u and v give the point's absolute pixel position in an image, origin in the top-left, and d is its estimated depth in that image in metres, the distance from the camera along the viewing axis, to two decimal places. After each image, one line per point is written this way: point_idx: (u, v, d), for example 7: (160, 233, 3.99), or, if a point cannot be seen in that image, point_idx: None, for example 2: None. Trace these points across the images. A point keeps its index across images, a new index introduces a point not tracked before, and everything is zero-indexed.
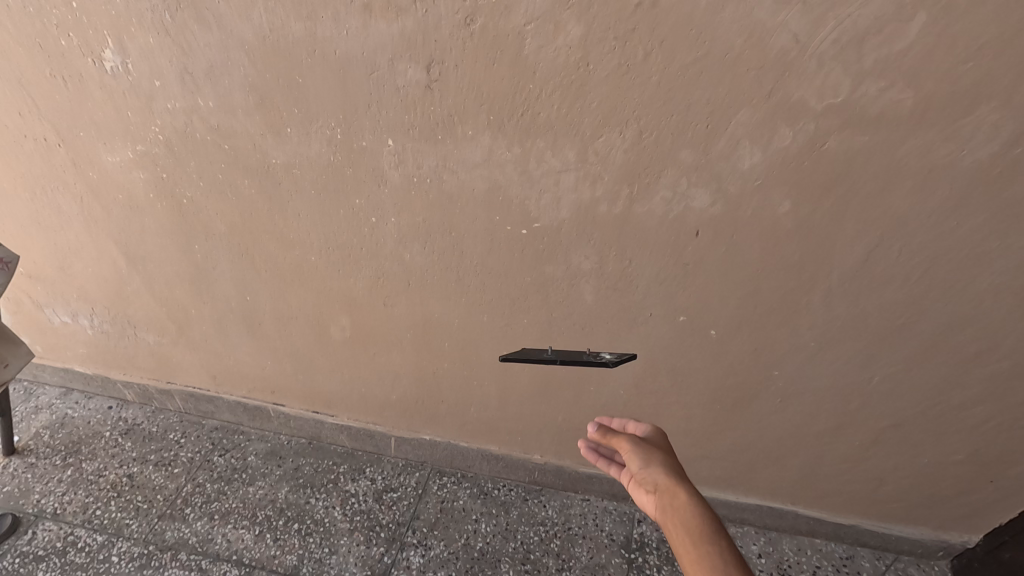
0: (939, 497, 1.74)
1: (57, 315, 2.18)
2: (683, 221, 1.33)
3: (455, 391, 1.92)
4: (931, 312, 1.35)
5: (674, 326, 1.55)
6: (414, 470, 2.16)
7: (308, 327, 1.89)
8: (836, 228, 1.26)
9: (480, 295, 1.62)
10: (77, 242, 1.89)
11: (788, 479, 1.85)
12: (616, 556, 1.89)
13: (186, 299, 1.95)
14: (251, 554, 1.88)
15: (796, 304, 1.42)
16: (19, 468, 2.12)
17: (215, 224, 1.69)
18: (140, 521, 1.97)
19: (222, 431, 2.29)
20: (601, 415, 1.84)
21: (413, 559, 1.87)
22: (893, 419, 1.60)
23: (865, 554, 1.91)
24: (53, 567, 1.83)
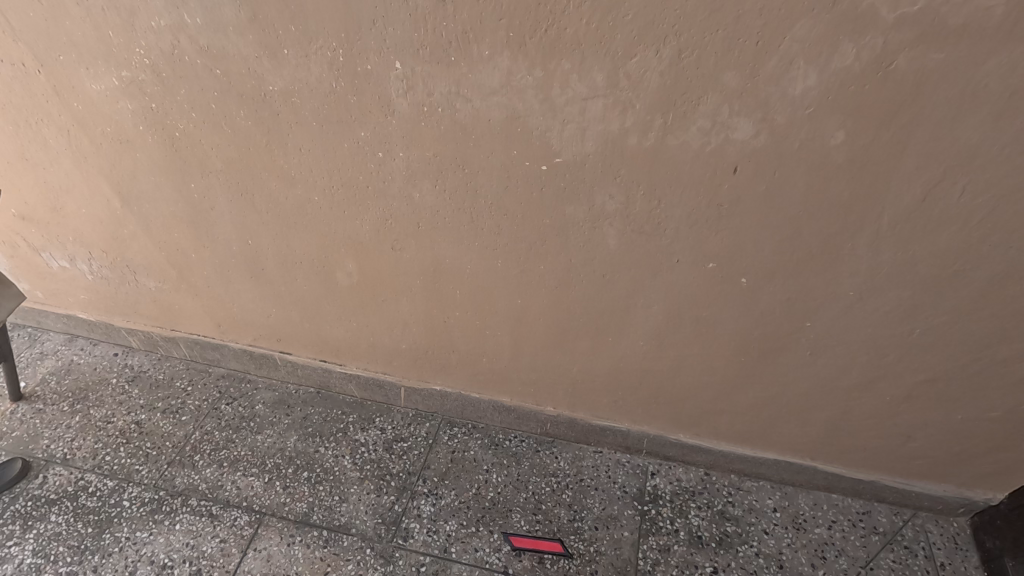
0: (969, 454, 1.67)
1: (54, 259, 2.09)
2: (722, 155, 1.22)
3: (466, 340, 1.85)
4: (989, 258, 1.24)
5: (702, 274, 1.45)
6: (424, 420, 2.11)
7: (313, 273, 1.81)
8: (894, 162, 1.15)
9: (495, 239, 1.52)
10: (67, 180, 1.79)
11: (811, 435, 1.78)
12: (629, 508, 1.86)
13: (184, 242, 1.86)
14: (261, 501, 1.86)
15: (838, 250, 1.32)
16: (27, 413, 2.09)
17: (211, 160, 1.59)
18: (150, 467, 1.95)
19: (229, 380, 2.24)
20: (618, 367, 1.77)
21: (424, 508, 1.85)
22: (930, 374, 1.51)
23: (883, 510, 1.85)
24: (66, 511, 1.82)
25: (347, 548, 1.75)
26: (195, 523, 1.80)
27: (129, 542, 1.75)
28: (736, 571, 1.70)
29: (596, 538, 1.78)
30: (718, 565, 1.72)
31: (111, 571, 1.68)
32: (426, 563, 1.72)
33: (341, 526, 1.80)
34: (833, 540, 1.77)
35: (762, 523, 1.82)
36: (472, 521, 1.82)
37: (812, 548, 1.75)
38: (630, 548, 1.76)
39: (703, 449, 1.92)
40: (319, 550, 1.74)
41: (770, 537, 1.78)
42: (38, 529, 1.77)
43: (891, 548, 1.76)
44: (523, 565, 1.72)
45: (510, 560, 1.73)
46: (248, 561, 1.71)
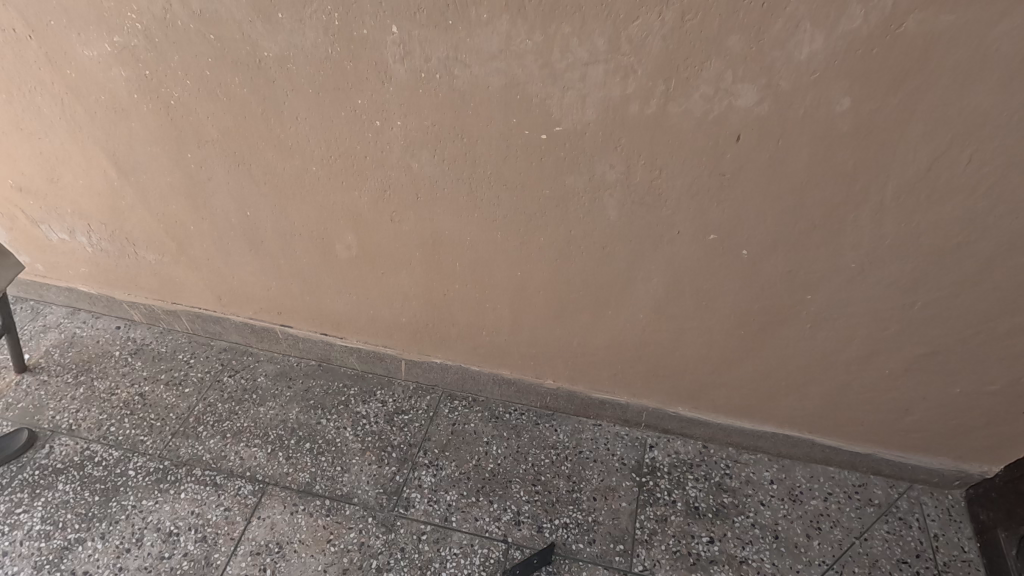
0: (966, 428, 1.68)
1: (53, 232, 2.08)
2: (725, 123, 1.21)
3: (466, 313, 1.85)
4: (993, 229, 1.23)
5: (703, 246, 1.44)
6: (425, 393, 2.12)
7: (311, 245, 1.80)
8: (899, 130, 1.13)
9: (494, 210, 1.51)
10: (63, 150, 1.77)
11: (810, 408, 1.79)
12: (627, 479, 1.88)
13: (183, 214, 1.85)
14: (265, 471, 1.89)
15: (841, 222, 1.30)
16: (32, 385, 2.11)
17: (206, 129, 1.58)
18: (154, 438, 1.97)
19: (231, 353, 2.25)
20: (618, 340, 1.77)
21: (425, 479, 1.87)
22: (930, 347, 1.51)
23: (879, 483, 1.87)
24: (73, 479, 1.85)
25: (350, 517, 1.78)
26: (200, 492, 1.83)
27: (135, 510, 1.78)
28: (732, 541, 1.73)
29: (594, 508, 1.81)
30: (714, 535, 1.74)
31: (119, 537, 1.71)
32: (427, 531, 1.75)
33: (344, 495, 1.83)
34: (828, 512, 1.80)
35: (759, 494, 1.84)
36: (473, 492, 1.84)
37: (807, 520, 1.78)
38: (628, 518, 1.79)
39: (701, 422, 1.93)
40: (321, 518, 1.77)
41: (766, 508, 1.81)
42: (47, 497, 1.80)
43: (885, 519, 1.78)
44: (522, 534, 1.75)
45: (509, 529, 1.76)
46: (252, 529, 1.75)
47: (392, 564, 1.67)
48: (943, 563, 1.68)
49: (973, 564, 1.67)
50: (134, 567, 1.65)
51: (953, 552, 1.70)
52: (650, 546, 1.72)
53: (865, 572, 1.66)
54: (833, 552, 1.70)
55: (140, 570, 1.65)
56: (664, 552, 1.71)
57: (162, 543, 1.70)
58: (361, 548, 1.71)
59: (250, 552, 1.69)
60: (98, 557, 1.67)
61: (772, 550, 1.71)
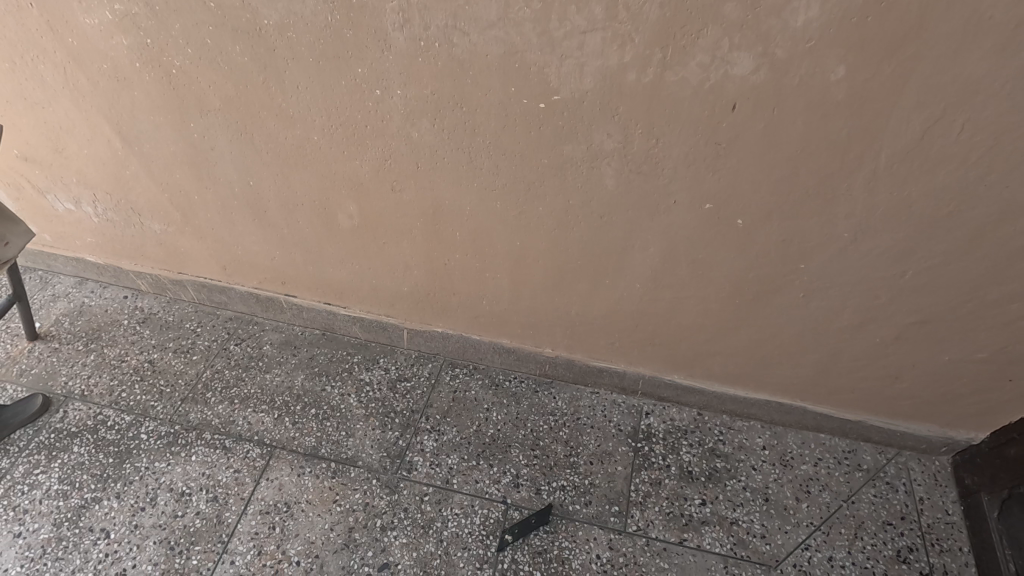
0: (954, 395, 1.72)
1: (59, 202, 2.11)
2: (721, 91, 1.22)
3: (467, 283, 1.88)
4: (984, 198, 1.25)
5: (699, 215, 1.47)
6: (427, 361, 2.17)
7: (314, 215, 1.83)
8: (893, 98, 1.15)
9: (494, 179, 1.53)
10: (67, 119, 1.79)
11: (802, 376, 1.83)
12: (623, 444, 1.94)
13: (187, 184, 1.87)
14: (272, 435, 1.95)
15: (835, 191, 1.32)
16: (44, 352, 2.17)
17: (208, 98, 1.60)
18: (165, 403, 2.03)
19: (237, 322, 2.29)
20: (615, 308, 1.81)
21: (427, 443, 1.94)
22: (920, 315, 1.54)
23: (868, 449, 1.92)
24: (87, 442, 1.92)
25: (355, 478, 1.85)
26: (210, 455, 1.90)
27: (148, 472, 1.85)
28: (723, 503, 1.79)
29: (591, 471, 1.87)
30: (706, 498, 1.81)
31: (134, 497, 1.79)
32: (429, 492, 1.82)
33: (349, 458, 1.90)
34: (818, 476, 1.85)
35: (751, 459, 1.90)
36: (473, 455, 1.91)
37: (797, 483, 1.84)
38: (623, 481, 1.85)
39: (696, 390, 1.98)
40: (327, 480, 1.84)
41: (757, 473, 1.86)
42: (63, 459, 1.88)
43: (872, 484, 1.84)
44: (521, 495, 1.81)
45: (508, 491, 1.82)
46: (261, 489, 1.82)
47: (396, 523, 1.74)
48: (927, 525, 1.74)
49: (956, 526, 1.74)
50: (149, 525, 1.73)
51: (937, 514, 1.76)
52: (644, 507, 1.79)
53: (851, 533, 1.72)
54: (821, 513, 1.77)
55: (155, 527, 1.72)
56: (657, 513, 1.78)
57: (175, 502, 1.78)
58: (365, 508, 1.78)
59: (259, 511, 1.77)
60: (114, 515, 1.75)
61: (762, 511, 1.77)
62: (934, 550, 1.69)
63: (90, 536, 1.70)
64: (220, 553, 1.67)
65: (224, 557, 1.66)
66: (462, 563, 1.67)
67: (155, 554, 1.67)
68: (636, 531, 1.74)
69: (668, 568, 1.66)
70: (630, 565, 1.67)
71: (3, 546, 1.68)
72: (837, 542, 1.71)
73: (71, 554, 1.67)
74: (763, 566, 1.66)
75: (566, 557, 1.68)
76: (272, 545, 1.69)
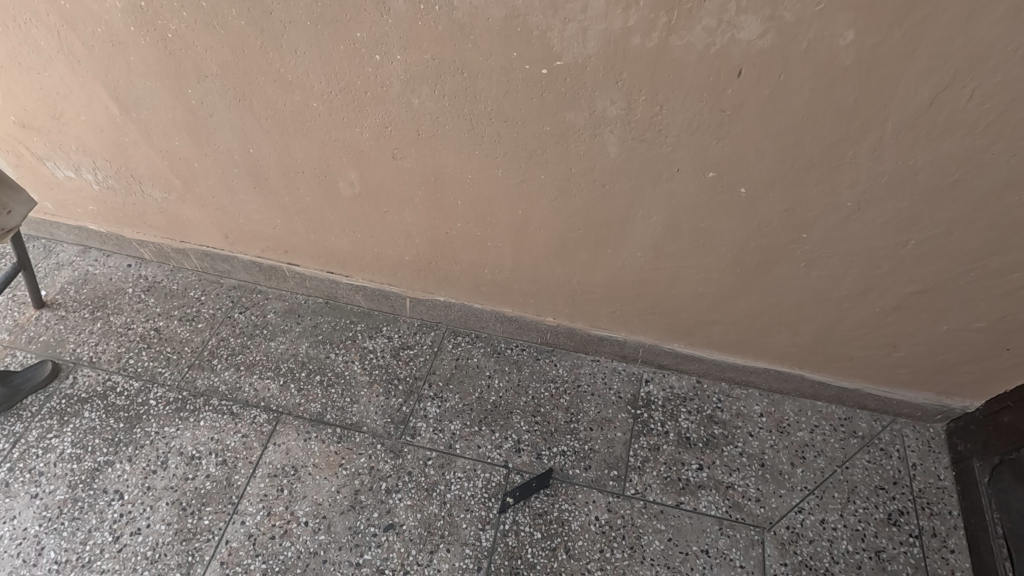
0: (951, 364, 1.74)
1: (59, 169, 2.10)
2: (727, 56, 1.20)
3: (468, 252, 1.89)
4: (991, 166, 1.24)
5: (702, 184, 1.46)
6: (429, 329, 2.19)
7: (315, 183, 1.82)
8: (903, 64, 1.13)
9: (495, 147, 1.52)
10: (64, 85, 1.77)
11: (801, 344, 1.85)
12: (623, 411, 1.98)
13: (187, 151, 1.86)
14: (278, 401, 1.99)
15: (840, 159, 1.32)
16: (51, 320, 2.19)
17: (206, 64, 1.57)
18: (172, 369, 2.07)
19: (241, 290, 2.31)
20: (616, 278, 1.81)
21: (430, 409, 1.97)
22: (920, 285, 1.54)
23: (864, 416, 1.95)
24: (98, 407, 1.96)
25: (360, 443, 1.89)
26: (218, 420, 1.94)
27: (158, 436, 1.89)
28: (720, 468, 1.84)
29: (591, 437, 1.91)
30: (704, 463, 1.85)
31: (145, 460, 1.84)
32: (432, 457, 1.86)
33: (354, 424, 1.94)
34: (814, 442, 1.89)
35: (748, 426, 1.93)
36: (475, 422, 1.94)
37: (793, 449, 1.87)
38: (622, 446, 1.89)
39: (696, 358, 2.00)
40: (333, 445, 1.88)
41: (754, 439, 1.90)
42: (75, 423, 1.92)
43: (867, 449, 1.87)
44: (522, 460, 1.86)
45: (510, 455, 1.87)
46: (269, 453, 1.86)
47: (400, 486, 1.79)
48: (919, 489, 1.78)
49: (947, 491, 1.78)
50: (160, 487, 1.78)
51: (929, 479, 1.80)
52: (642, 472, 1.83)
53: (844, 497, 1.77)
54: (815, 478, 1.81)
55: (167, 489, 1.78)
56: (655, 478, 1.82)
57: (185, 465, 1.83)
58: (371, 472, 1.82)
59: (267, 474, 1.81)
60: (127, 477, 1.80)
61: (758, 476, 1.82)
62: (924, 514, 1.73)
63: (104, 497, 1.76)
64: (231, 513, 1.73)
65: (234, 517, 1.72)
66: (465, 524, 1.72)
67: (168, 514, 1.72)
68: (634, 494, 1.78)
69: (665, 529, 1.71)
70: (628, 527, 1.72)
71: (22, 507, 1.73)
72: (830, 505, 1.75)
73: (87, 514, 1.72)
74: (757, 528, 1.71)
75: (566, 519, 1.73)
76: (280, 506, 1.74)
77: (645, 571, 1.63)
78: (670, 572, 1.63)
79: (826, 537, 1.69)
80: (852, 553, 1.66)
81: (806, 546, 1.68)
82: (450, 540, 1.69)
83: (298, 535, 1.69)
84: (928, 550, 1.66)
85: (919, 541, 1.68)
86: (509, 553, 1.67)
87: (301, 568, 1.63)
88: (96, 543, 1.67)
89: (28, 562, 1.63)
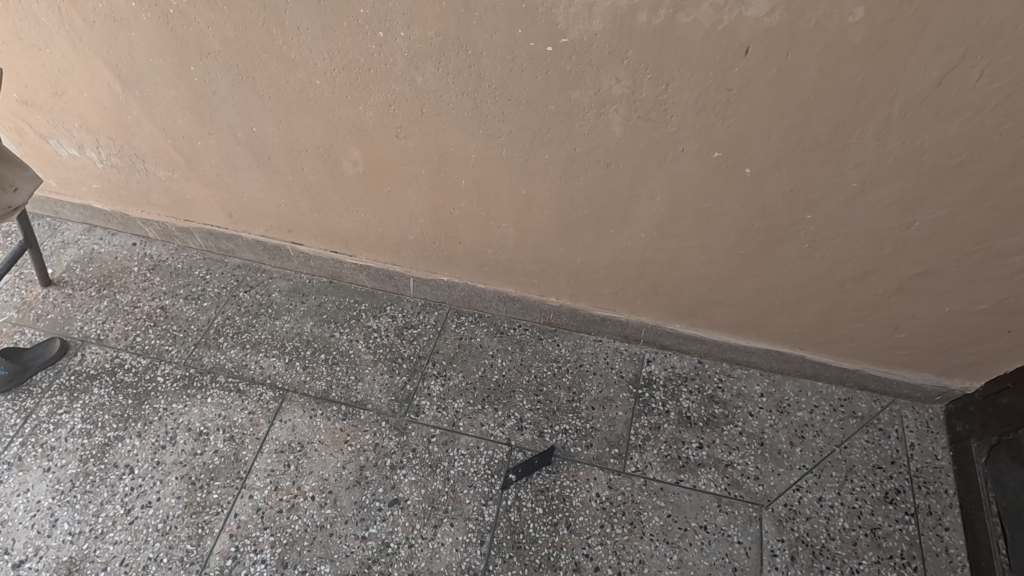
0: (952, 346, 1.74)
1: (62, 147, 2.10)
2: (734, 34, 1.19)
3: (472, 232, 1.89)
4: (998, 147, 1.24)
5: (707, 164, 1.45)
6: (433, 309, 2.21)
7: (319, 161, 1.82)
8: (912, 42, 1.12)
9: (499, 126, 1.52)
10: (65, 62, 1.76)
11: (803, 325, 1.86)
12: (624, 391, 2.00)
13: (190, 129, 1.86)
14: (284, 379, 2.02)
15: (846, 139, 1.31)
16: (58, 298, 2.21)
17: (207, 40, 1.57)
18: (179, 347, 2.09)
19: (245, 270, 2.32)
20: (619, 258, 1.82)
21: (433, 388, 2.00)
22: (924, 267, 1.54)
23: (864, 397, 1.97)
24: (107, 384, 1.99)
25: (365, 421, 1.92)
26: (225, 397, 1.97)
27: (166, 412, 1.92)
28: (720, 446, 1.86)
29: (592, 416, 1.94)
30: (704, 442, 1.87)
31: (154, 435, 1.87)
32: (436, 434, 1.89)
33: (359, 401, 1.96)
34: (813, 422, 1.91)
35: (748, 406, 1.95)
36: (479, 400, 1.97)
37: (792, 428, 1.90)
38: (623, 425, 1.92)
39: (697, 339, 2.01)
40: (338, 422, 1.91)
41: (754, 419, 1.92)
42: (84, 399, 1.95)
43: (866, 429, 1.89)
44: (525, 437, 1.88)
45: (512, 433, 1.90)
46: (275, 430, 1.89)
47: (405, 462, 1.83)
48: (916, 468, 1.81)
49: (943, 470, 1.80)
50: (169, 461, 1.81)
51: (927, 459, 1.83)
52: (643, 450, 1.86)
53: (841, 476, 1.79)
54: (814, 457, 1.83)
55: (176, 464, 1.81)
56: (656, 456, 1.85)
57: (194, 441, 1.86)
58: (375, 448, 1.85)
59: (274, 450, 1.85)
60: (137, 452, 1.83)
61: (757, 454, 1.84)
62: (920, 492, 1.76)
63: (115, 471, 1.79)
64: (239, 487, 1.77)
65: (243, 492, 1.76)
66: (468, 499, 1.75)
67: (178, 488, 1.76)
68: (635, 472, 1.81)
69: (664, 506, 1.75)
70: (628, 503, 1.75)
71: (35, 480, 1.77)
72: (827, 483, 1.78)
73: (99, 487, 1.76)
74: (755, 505, 1.75)
75: (567, 495, 1.77)
76: (288, 481, 1.78)
77: (644, 545, 1.67)
78: (669, 547, 1.67)
79: (823, 515, 1.72)
80: (848, 530, 1.69)
81: (803, 523, 1.71)
82: (453, 515, 1.72)
83: (305, 509, 1.73)
84: (923, 527, 1.69)
85: (915, 519, 1.71)
86: (512, 528, 1.70)
87: (308, 541, 1.67)
88: (108, 515, 1.71)
89: (42, 533, 1.67)
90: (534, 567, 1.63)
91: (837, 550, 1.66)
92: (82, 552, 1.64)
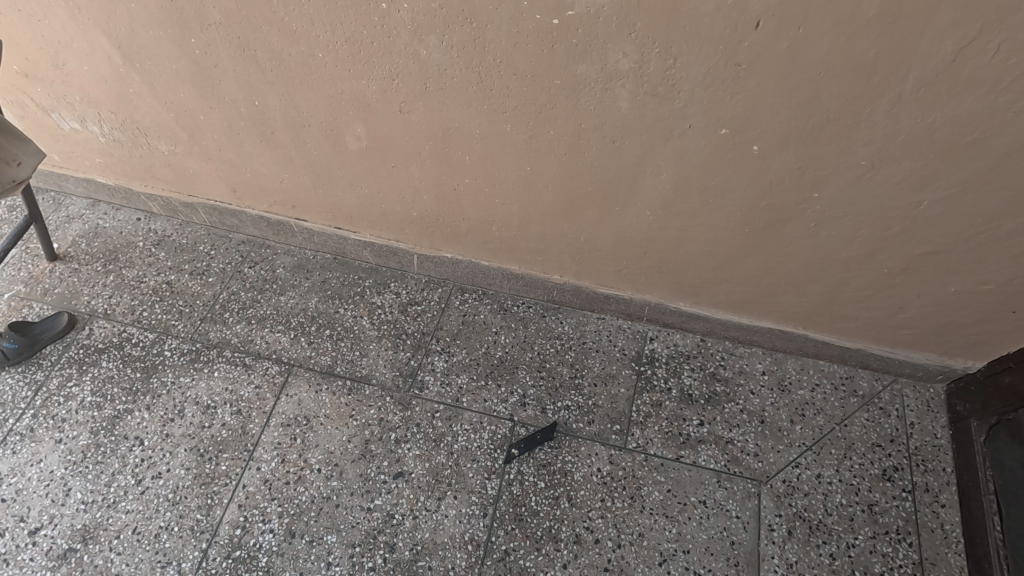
0: (956, 326, 1.74)
1: (64, 121, 2.09)
2: (744, 7, 1.17)
3: (476, 208, 1.88)
4: (1011, 125, 1.22)
5: (714, 141, 1.43)
6: (437, 286, 2.21)
7: (322, 136, 1.80)
8: (928, 16, 1.09)
9: (504, 101, 1.50)
10: (65, 33, 1.74)
11: (806, 305, 1.85)
12: (627, 368, 2.01)
13: (191, 103, 1.84)
14: (290, 354, 2.04)
15: (856, 116, 1.29)
16: (64, 273, 2.23)
17: (207, 11, 1.55)
18: (185, 322, 2.11)
19: (249, 246, 2.32)
20: (624, 236, 1.81)
21: (437, 363, 2.02)
22: (931, 246, 1.53)
23: (865, 376, 1.97)
24: (115, 358, 2.02)
25: (369, 396, 1.94)
26: (232, 371, 1.99)
27: (174, 386, 1.95)
28: (720, 424, 1.88)
29: (594, 392, 1.96)
30: (705, 419, 1.89)
31: (162, 408, 1.90)
32: (440, 410, 1.91)
33: (363, 376, 1.99)
34: (814, 401, 1.92)
35: (749, 384, 1.96)
36: (482, 376, 1.99)
37: (793, 406, 1.91)
38: (625, 402, 1.93)
39: (700, 317, 2.02)
40: (343, 397, 1.94)
41: (755, 396, 1.94)
42: (93, 372, 1.98)
43: (866, 408, 1.90)
44: (527, 413, 1.91)
45: (515, 409, 1.92)
46: (282, 404, 1.92)
47: (409, 437, 1.85)
48: (915, 447, 1.82)
49: (942, 449, 1.82)
50: (178, 434, 1.85)
51: (926, 437, 1.84)
52: (644, 426, 1.88)
53: (841, 453, 1.81)
54: (813, 435, 1.85)
55: (185, 436, 1.84)
56: (657, 432, 1.87)
57: (201, 414, 1.89)
58: (380, 422, 1.88)
59: (280, 423, 1.88)
60: (146, 425, 1.87)
61: (757, 432, 1.86)
62: (918, 470, 1.78)
63: (125, 443, 1.83)
64: (247, 460, 1.80)
65: (250, 464, 1.79)
66: (471, 473, 1.78)
67: (187, 459, 1.80)
68: (636, 448, 1.84)
69: (664, 481, 1.77)
70: (629, 478, 1.78)
71: (47, 451, 1.81)
72: (826, 460, 1.80)
73: (110, 458, 1.80)
74: (754, 481, 1.77)
75: (569, 470, 1.80)
76: (294, 454, 1.81)
77: (644, 519, 1.70)
78: (668, 521, 1.70)
79: (821, 491, 1.75)
80: (846, 505, 1.72)
81: (801, 498, 1.74)
82: (457, 488, 1.75)
83: (312, 481, 1.76)
84: (920, 504, 1.72)
85: (912, 496, 1.73)
86: (514, 501, 1.74)
87: (315, 512, 1.71)
88: (119, 486, 1.75)
89: (56, 502, 1.71)
90: (535, 538, 1.67)
91: (834, 525, 1.69)
92: (95, 520, 1.69)
